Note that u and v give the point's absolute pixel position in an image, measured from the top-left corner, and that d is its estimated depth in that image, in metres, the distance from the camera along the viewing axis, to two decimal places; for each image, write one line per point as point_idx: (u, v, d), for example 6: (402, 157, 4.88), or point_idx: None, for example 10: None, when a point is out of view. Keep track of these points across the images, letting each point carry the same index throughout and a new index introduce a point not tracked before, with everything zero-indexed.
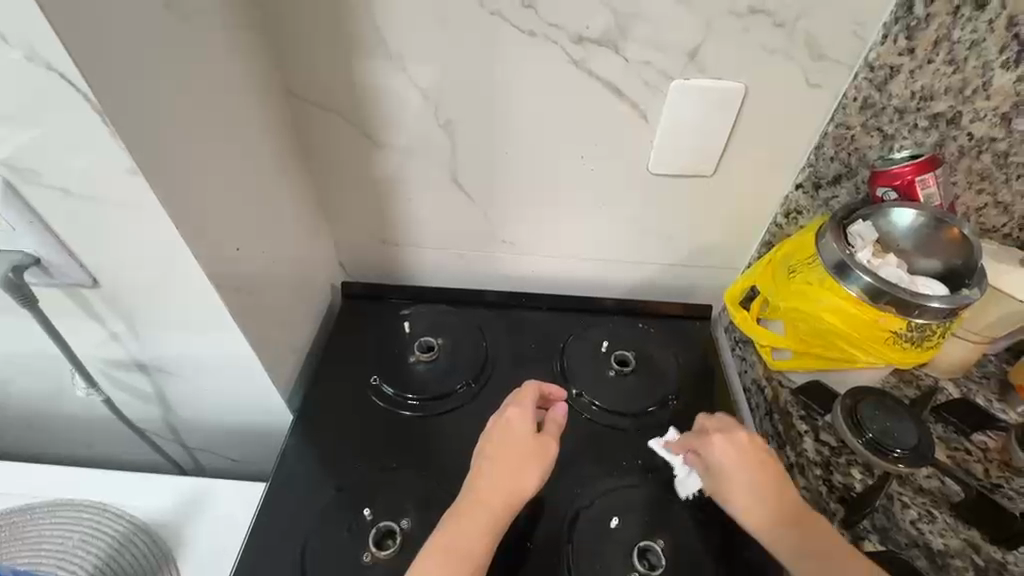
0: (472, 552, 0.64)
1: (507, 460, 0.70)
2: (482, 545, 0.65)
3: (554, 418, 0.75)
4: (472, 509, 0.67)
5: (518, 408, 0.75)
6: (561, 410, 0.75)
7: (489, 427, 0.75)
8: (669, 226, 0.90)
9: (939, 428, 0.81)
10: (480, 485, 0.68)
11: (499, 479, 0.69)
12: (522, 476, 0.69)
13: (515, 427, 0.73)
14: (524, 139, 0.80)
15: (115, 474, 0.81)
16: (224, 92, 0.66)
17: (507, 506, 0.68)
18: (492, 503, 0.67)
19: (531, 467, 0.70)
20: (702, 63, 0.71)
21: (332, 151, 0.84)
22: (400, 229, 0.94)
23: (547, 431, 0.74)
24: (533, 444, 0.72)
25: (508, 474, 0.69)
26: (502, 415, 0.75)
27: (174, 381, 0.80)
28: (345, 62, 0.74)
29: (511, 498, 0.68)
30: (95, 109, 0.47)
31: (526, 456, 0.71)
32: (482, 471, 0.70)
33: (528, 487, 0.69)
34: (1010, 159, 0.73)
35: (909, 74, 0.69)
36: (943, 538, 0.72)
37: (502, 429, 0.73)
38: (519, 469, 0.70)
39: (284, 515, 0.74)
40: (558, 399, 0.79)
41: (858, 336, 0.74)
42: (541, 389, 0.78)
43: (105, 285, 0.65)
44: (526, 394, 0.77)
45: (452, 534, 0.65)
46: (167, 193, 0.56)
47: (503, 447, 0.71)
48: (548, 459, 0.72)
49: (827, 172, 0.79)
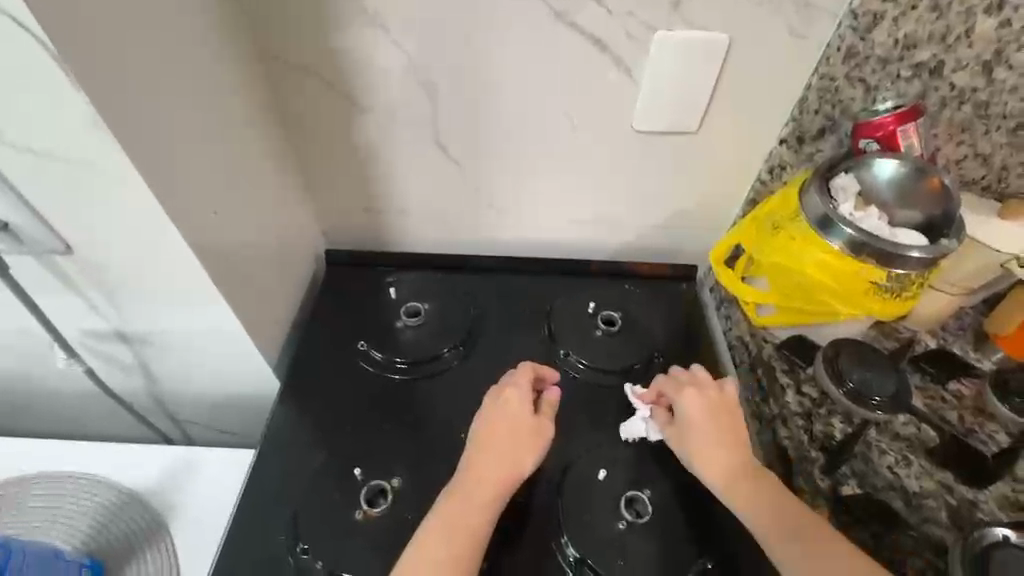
0: (472, 528, 0.65)
1: (503, 441, 0.71)
2: (484, 517, 0.66)
3: (549, 399, 0.77)
4: (472, 485, 0.68)
5: (517, 389, 0.76)
6: (556, 393, 0.77)
7: (485, 406, 0.76)
8: (653, 185, 0.89)
9: (917, 378, 0.83)
10: (478, 462, 0.70)
11: (498, 457, 0.70)
12: (518, 456, 0.70)
13: (514, 406, 0.74)
14: (507, 100, 0.78)
15: (100, 446, 0.80)
16: (194, 49, 0.63)
17: (506, 484, 0.69)
18: (494, 479, 0.69)
19: (528, 447, 0.71)
20: (686, 14, 0.69)
21: (310, 113, 0.82)
22: (383, 196, 0.92)
23: (543, 412, 0.75)
24: (529, 426, 0.73)
25: (504, 454, 0.70)
26: (496, 395, 0.76)
27: (158, 353, 0.79)
28: (319, 17, 0.71)
29: (508, 477, 0.69)
30: (56, 62, 0.45)
31: (524, 436, 0.72)
32: (480, 451, 0.71)
33: (525, 465, 0.70)
34: (991, 110, 0.74)
35: (893, 21, 0.69)
36: (919, 481, 0.74)
37: (496, 410, 0.74)
38: (517, 449, 0.71)
39: (274, 477, 0.75)
40: (552, 381, 0.80)
41: (839, 289, 0.75)
42: (537, 370, 0.79)
43: (79, 252, 0.63)
44: (522, 375, 0.78)
45: (453, 509, 0.66)
46: (138, 153, 0.54)
47: (497, 429, 0.72)
48: (542, 441, 0.73)
49: (810, 126, 0.79)
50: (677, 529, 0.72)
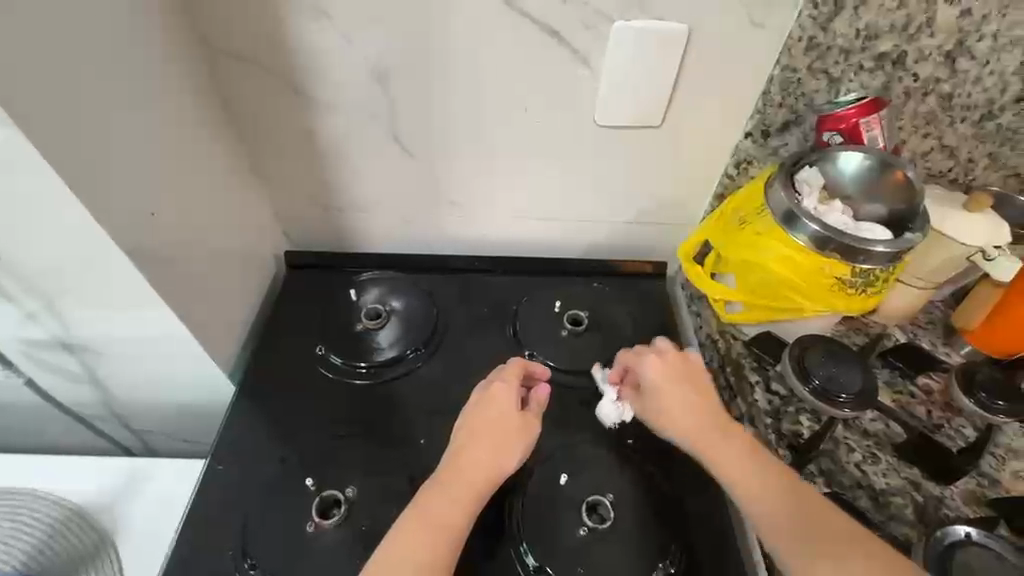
0: (452, 525, 0.63)
1: (489, 438, 0.69)
2: (461, 517, 0.63)
3: (537, 396, 0.74)
4: (454, 481, 0.66)
5: (504, 384, 0.73)
6: (546, 390, 0.74)
7: (472, 401, 0.73)
8: (619, 181, 0.87)
9: (885, 373, 0.82)
10: (462, 459, 0.67)
11: (478, 454, 0.67)
12: (502, 453, 0.68)
13: (500, 401, 0.72)
14: (465, 94, 0.76)
15: (47, 459, 0.77)
16: (127, 42, 0.60)
17: (488, 483, 0.67)
18: (473, 476, 0.66)
19: (510, 445, 0.69)
20: (644, 4, 0.67)
21: (262, 109, 0.79)
22: (344, 195, 0.90)
23: (531, 409, 0.73)
24: (516, 423, 0.70)
25: (488, 452, 0.68)
26: (485, 391, 0.73)
27: (105, 361, 0.76)
28: (264, 8, 0.68)
29: (491, 474, 0.67)
30: None
31: (507, 433, 0.69)
32: (463, 444, 0.69)
33: (505, 466, 0.68)
34: (954, 101, 0.73)
35: (854, 11, 0.67)
36: (886, 478, 0.73)
37: (485, 405, 0.72)
38: (498, 446, 0.68)
39: (227, 488, 0.72)
40: (541, 378, 0.78)
41: (804, 285, 0.74)
42: (526, 366, 0.77)
43: (6, 258, 0.60)
44: (511, 371, 0.76)
45: (433, 506, 0.64)
46: (59, 153, 0.51)
47: (483, 425, 0.70)
48: (529, 439, 0.70)
49: (774, 119, 0.78)
50: (641, 533, 0.70)
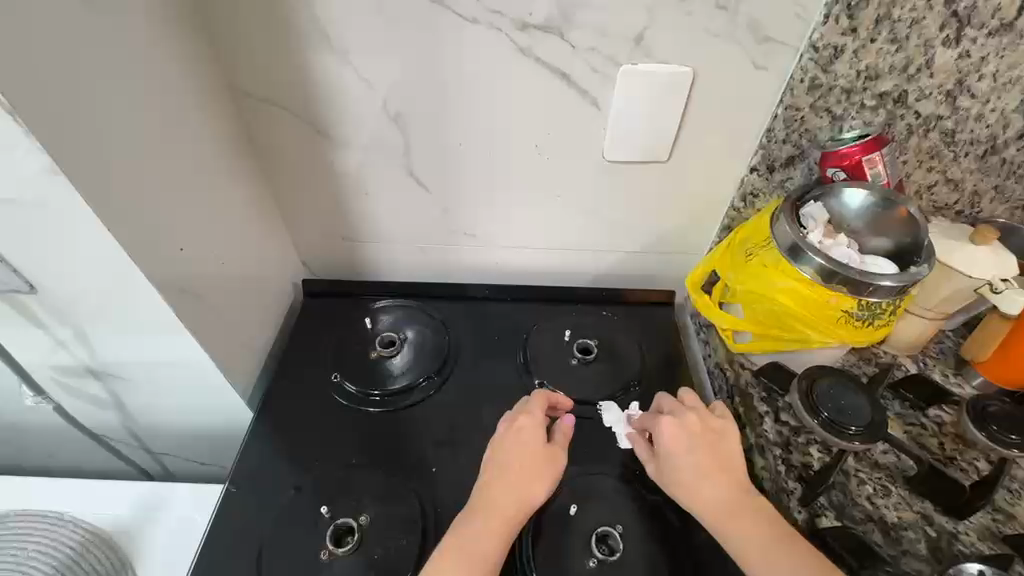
0: (486, 554, 0.64)
1: (521, 467, 0.70)
2: (493, 548, 0.64)
3: (562, 428, 0.75)
4: (485, 512, 0.66)
5: (530, 417, 0.74)
6: (571, 420, 0.76)
7: (499, 431, 0.74)
8: (627, 213, 0.89)
9: (896, 405, 0.83)
10: (493, 489, 0.68)
11: (510, 486, 0.68)
12: (534, 482, 0.69)
13: (526, 434, 0.73)
14: (478, 133, 0.79)
15: (73, 484, 0.80)
16: (159, 91, 0.64)
17: (521, 512, 0.67)
18: (504, 510, 0.67)
19: (540, 477, 0.70)
20: (648, 48, 0.70)
21: (284, 147, 0.83)
22: (360, 226, 0.93)
23: (557, 439, 0.74)
24: (544, 452, 0.71)
25: (519, 482, 0.69)
26: (513, 421, 0.75)
27: (129, 387, 0.79)
28: (285, 51, 0.72)
29: (523, 503, 0.68)
30: (21, 128, 0.47)
31: (537, 462, 0.70)
32: (494, 473, 0.70)
33: (536, 498, 0.68)
34: (957, 137, 0.75)
35: (853, 53, 0.69)
36: (897, 512, 0.73)
37: (514, 436, 0.73)
38: (529, 478, 0.69)
39: (242, 513, 0.74)
40: (564, 408, 0.80)
41: (811, 317, 0.75)
42: (549, 397, 0.79)
43: (43, 291, 0.64)
44: (537, 403, 0.77)
45: (465, 538, 0.65)
46: (95, 196, 0.55)
47: (515, 457, 0.70)
48: (557, 468, 0.71)
49: (779, 154, 0.80)
50: (650, 565, 0.70)
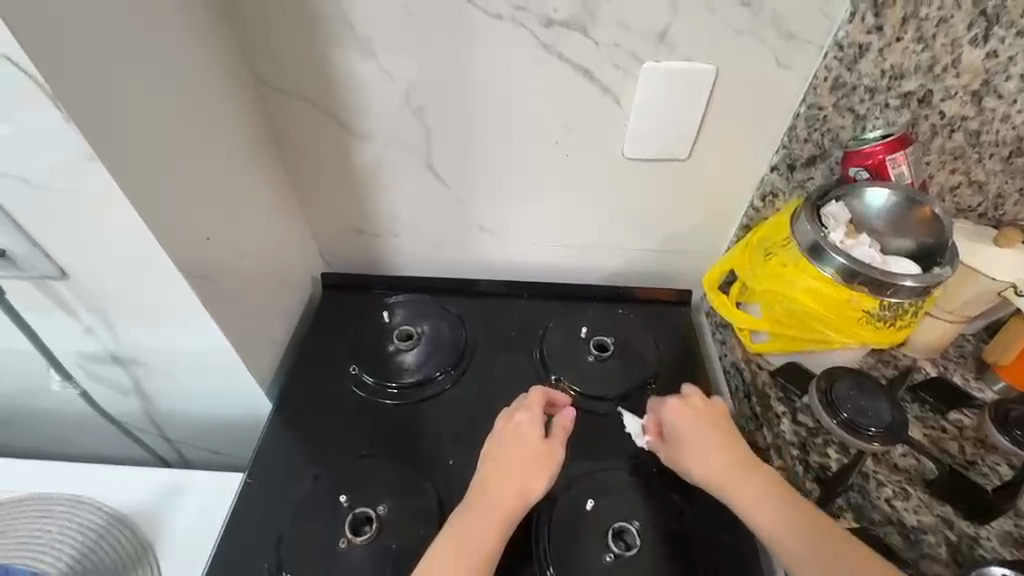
0: (482, 546, 0.64)
1: (516, 461, 0.70)
2: (489, 540, 0.65)
3: (562, 421, 0.75)
4: (480, 507, 0.67)
5: (527, 414, 0.75)
6: (570, 414, 0.76)
7: (497, 428, 0.75)
8: (645, 210, 0.89)
9: (916, 407, 0.82)
10: (489, 483, 0.69)
11: (506, 480, 0.69)
12: (529, 477, 0.70)
13: (522, 430, 0.73)
14: (498, 127, 0.80)
15: (98, 469, 0.81)
16: (189, 83, 0.66)
17: (516, 505, 0.68)
18: (499, 504, 0.67)
19: (534, 471, 0.70)
20: (671, 45, 0.70)
21: (308, 141, 0.84)
22: (378, 219, 0.93)
23: (555, 434, 0.74)
24: (539, 447, 0.72)
25: (515, 476, 0.69)
26: (510, 417, 0.75)
27: (152, 375, 0.80)
28: (312, 44, 0.73)
29: (519, 497, 0.68)
30: (63, 117, 0.49)
31: (533, 457, 0.71)
32: (491, 468, 0.70)
33: (532, 492, 0.69)
34: (982, 138, 0.74)
35: (878, 52, 0.69)
36: (918, 515, 0.72)
37: (511, 431, 0.74)
38: (524, 472, 0.70)
39: (262, 501, 0.75)
40: (564, 405, 0.80)
41: (830, 317, 0.74)
42: (547, 394, 0.79)
43: (73, 277, 0.65)
44: (534, 399, 0.77)
45: (462, 531, 0.65)
46: (128, 182, 0.56)
47: (511, 451, 0.71)
48: (553, 462, 0.72)
49: (800, 154, 0.80)
50: (665, 561, 0.71)
